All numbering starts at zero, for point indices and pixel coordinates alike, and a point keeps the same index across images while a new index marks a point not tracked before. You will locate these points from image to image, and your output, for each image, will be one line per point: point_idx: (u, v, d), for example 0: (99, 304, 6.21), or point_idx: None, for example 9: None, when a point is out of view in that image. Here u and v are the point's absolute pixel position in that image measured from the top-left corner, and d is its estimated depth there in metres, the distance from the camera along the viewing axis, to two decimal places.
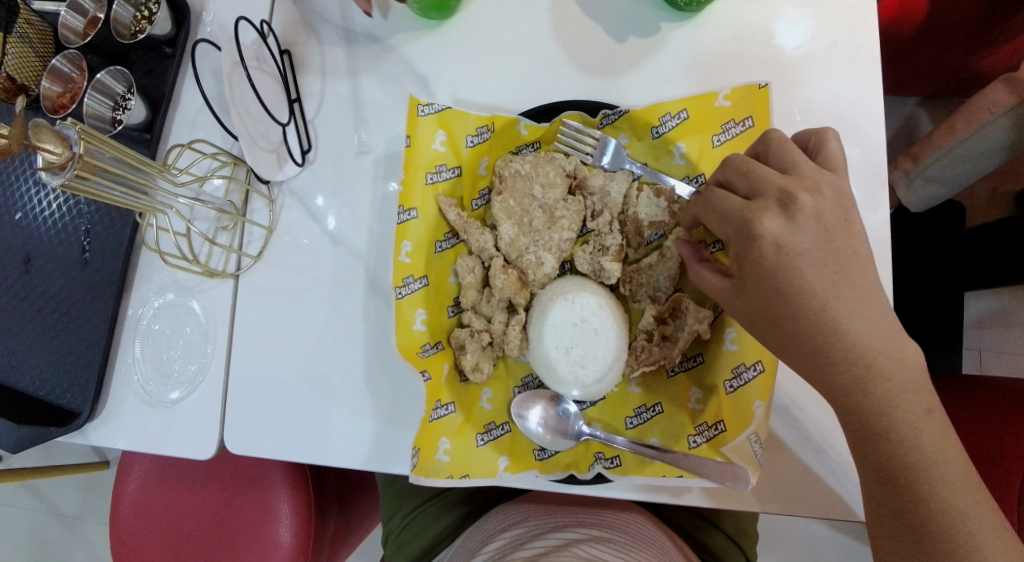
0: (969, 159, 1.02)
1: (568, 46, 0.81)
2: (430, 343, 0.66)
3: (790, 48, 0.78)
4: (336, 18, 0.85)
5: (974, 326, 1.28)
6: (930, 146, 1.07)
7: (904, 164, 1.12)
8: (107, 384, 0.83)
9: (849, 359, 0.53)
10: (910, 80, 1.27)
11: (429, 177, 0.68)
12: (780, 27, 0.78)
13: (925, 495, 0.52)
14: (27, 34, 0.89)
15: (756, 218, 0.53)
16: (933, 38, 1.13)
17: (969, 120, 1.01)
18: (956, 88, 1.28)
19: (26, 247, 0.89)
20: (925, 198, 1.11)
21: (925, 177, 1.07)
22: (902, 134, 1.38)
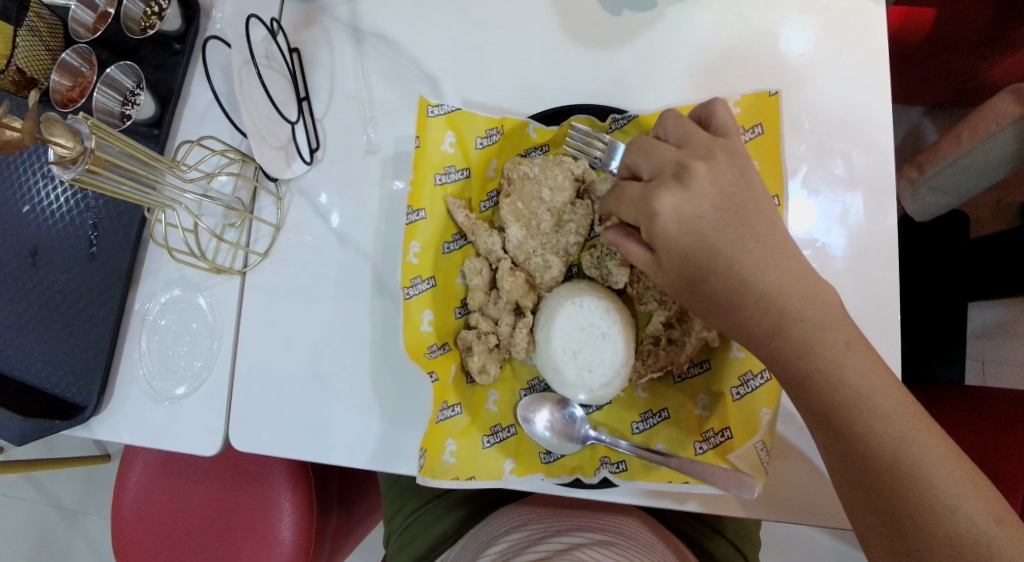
0: (975, 168, 1.03)
1: (579, 49, 0.82)
2: (437, 343, 0.66)
3: (794, 55, 0.78)
4: (346, 18, 0.86)
5: (977, 336, 1.28)
6: (935, 155, 1.07)
7: (909, 173, 1.12)
8: (113, 378, 0.83)
9: (762, 306, 0.53)
10: (917, 86, 1.26)
11: (437, 178, 0.68)
12: (785, 32, 0.79)
13: (861, 429, 0.51)
14: (37, 28, 0.89)
15: (654, 195, 0.53)
16: None
17: (975, 130, 1.01)
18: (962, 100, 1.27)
19: (34, 240, 0.89)
20: (928, 206, 1.11)
21: (930, 186, 1.07)
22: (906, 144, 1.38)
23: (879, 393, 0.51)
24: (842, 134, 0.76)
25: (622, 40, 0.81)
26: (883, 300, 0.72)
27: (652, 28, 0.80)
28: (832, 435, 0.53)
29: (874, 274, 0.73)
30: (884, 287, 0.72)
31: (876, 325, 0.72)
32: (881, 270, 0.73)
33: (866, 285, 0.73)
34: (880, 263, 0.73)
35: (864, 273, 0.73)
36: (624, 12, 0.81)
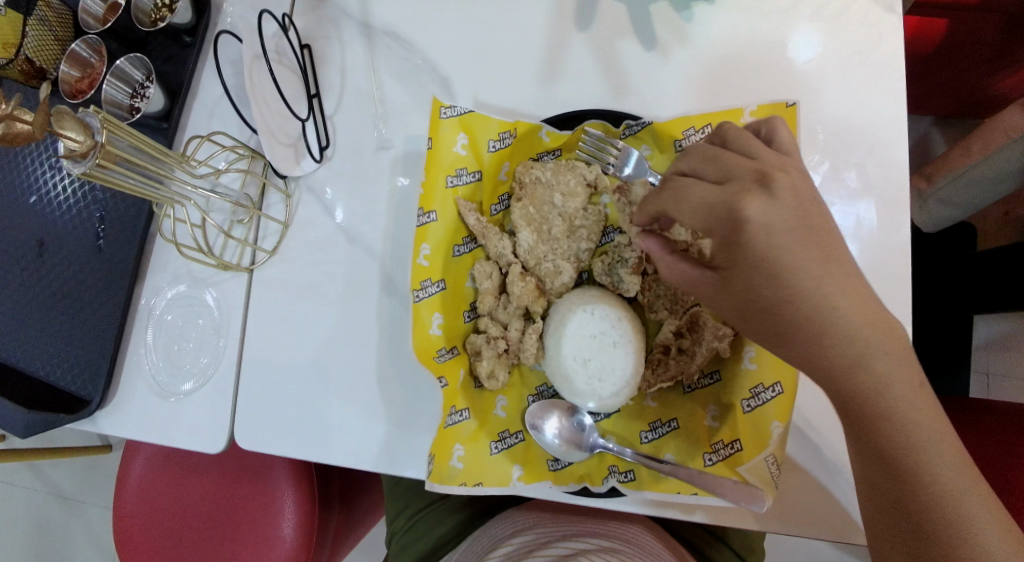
0: (985, 182, 1.02)
1: (593, 51, 0.81)
2: (446, 347, 0.65)
3: (801, 61, 0.78)
4: (358, 15, 0.85)
5: (982, 348, 1.28)
6: (945, 166, 1.06)
7: (918, 184, 1.12)
8: (118, 372, 0.83)
9: (841, 336, 0.52)
10: (926, 97, 1.26)
11: (449, 180, 0.68)
12: (794, 39, 0.78)
13: (925, 480, 0.49)
14: (47, 18, 0.89)
15: (739, 200, 0.52)
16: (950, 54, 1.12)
17: (986, 142, 1.00)
18: (970, 110, 1.27)
19: (40, 231, 0.88)
20: (938, 217, 1.11)
21: (939, 198, 1.07)
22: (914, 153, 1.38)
23: (945, 445, 0.50)
24: (856, 146, 0.76)
25: (638, 44, 0.80)
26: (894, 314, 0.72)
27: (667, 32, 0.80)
28: (883, 469, 0.51)
29: (886, 288, 0.72)
30: (896, 301, 0.72)
31: None
32: (893, 284, 0.72)
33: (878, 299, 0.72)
34: (892, 277, 0.73)
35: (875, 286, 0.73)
36: (637, 14, 0.80)
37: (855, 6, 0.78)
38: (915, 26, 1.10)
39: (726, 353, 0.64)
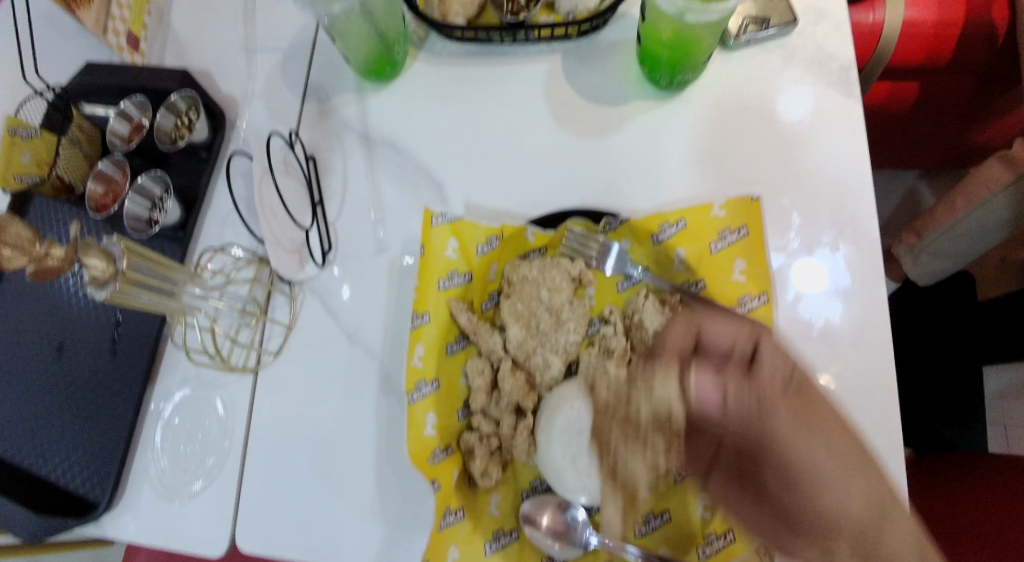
0: (976, 233, 1.05)
1: (575, 151, 0.87)
2: (440, 448, 0.68)
3: (795, 118, 0.83)
4: (358, 128, 0.92)
5: (995, 399, 1.27)
6: (931, 221, 1.12)
7: (907, 239, 1.18)
8: (126, 472, 0.85)
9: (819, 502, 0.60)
10: (910, 154, 1.33)
11: (442, 283, 0.72)
12: (782, 99, 0.84)
13: None
14: (78, 138, 0.95)
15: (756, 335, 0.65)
16: (929, 114, 1.19)
17: (969, 197, 1.05)
18: (954, 162, 1.34)
19: (59, 335, 0.91)
20: (930, 271, 1.16)
21: (930, 250, 1.12)
22: (905, 206, 1.43)
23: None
24: (831, 225, 0.79)
25: (622, 137, 0.86)
26: (881, 390, 0.73)
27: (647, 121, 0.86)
28: None
29: (870, 365, 0.74)
30: (882, 377, 0.73)
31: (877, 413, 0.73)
32: (877, 359, 0.74)
33: (862, 375, 0.74)
34: (876, 352, 0.74)
35: (859, 362, 0.74)
36: (614, 117, 0.87)
37: (817, 96, 0.84)
38: (885, 91, 1.14)
39: None
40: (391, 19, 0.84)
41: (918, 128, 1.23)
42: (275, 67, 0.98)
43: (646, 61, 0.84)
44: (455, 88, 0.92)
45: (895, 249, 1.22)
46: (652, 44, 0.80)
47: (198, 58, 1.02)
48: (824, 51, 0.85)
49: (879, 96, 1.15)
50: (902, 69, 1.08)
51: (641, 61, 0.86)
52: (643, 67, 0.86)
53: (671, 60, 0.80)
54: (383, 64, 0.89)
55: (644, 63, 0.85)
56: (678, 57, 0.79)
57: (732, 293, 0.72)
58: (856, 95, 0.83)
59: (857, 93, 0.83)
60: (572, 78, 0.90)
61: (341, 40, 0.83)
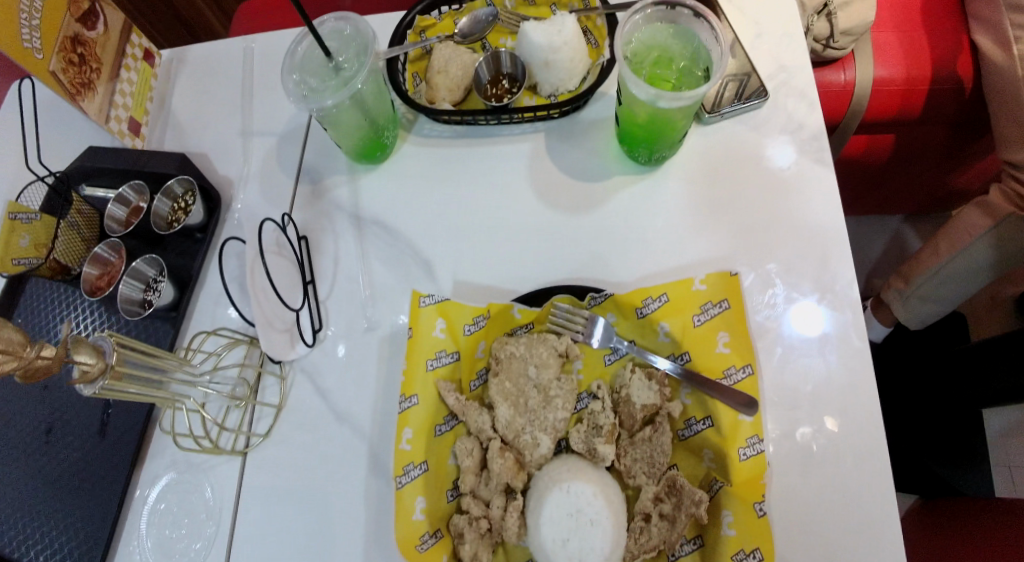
0: (961, 276, 1.08)
1: (559, 226, 0.90)
2: (429, 533, 0.69)
3: (785, 163, 0.87)
4: (349, 208, 0.95)
5: (998, 439, 1.28)
6: (918, 266, 1.14)
7: (895, 283, 1.19)
8: (111, 559, 0.83)
9: None
10: (893, 202, 1.37)
11: (430, 363, 0.74)
12: (770, 149, 0.88)
13: None
14: (77, 222, 0.98)
15: None
16: (907, 165, 1.23)
17: (952, 242, 1.08)
18: (935, 205, 1.39)
19: (49, 418, 0.89)
20: (922, 315, 1.16)
21: (919, 295, 1.14)
22: (892, 249, 1.46)
23: None
24: (813, 291, 0.81)
25: (610, 206, 0.89)
26: (873, 457, 0.73)
27: (631, 187, 0.90)
28: None
29: (859, 432, 0.74)
30: (874, 442, 0.73)
31: (874, 475, 0.72)
32: (867, 425, 0.74)
33: (852, 442, 0.74)
34: (865, 418, 0.74)
35: (849, 429, 0.74)
36: (595, 192, 0.90)
37: (792, 167, 0.87)
38: (863, 144, 1.18)
39: (704, 518, 0.67)
40: (380, 108, 0.89)
41: (898, 178, 1.27)
42: (270, 150, 1.02)
43: (626, 140, 0.86)
44: (443, 167, 0.95)
45: (883, 294, 1.23)
46: (629, 127, 0.83)
47: (196, 143, 1.06)
48: (793, 120, 0.89)
49: (858, 150, 1.19)
50: (877, 122, 1.13)
51: (620, 140, 0.89)
52: (623, 146, 0.90)
53: (648, 138, 0.82)
54: (374, 149, 0.93)
55: (624, 141, 0.88)
56: (654, 135, 0.81)
57: (719, 364, 0.73)
58: (829, 161, 0.86)
59: (830, 159, 0.86)
60: (556, 156, 0.93)
61: (334, 128, 0.87)
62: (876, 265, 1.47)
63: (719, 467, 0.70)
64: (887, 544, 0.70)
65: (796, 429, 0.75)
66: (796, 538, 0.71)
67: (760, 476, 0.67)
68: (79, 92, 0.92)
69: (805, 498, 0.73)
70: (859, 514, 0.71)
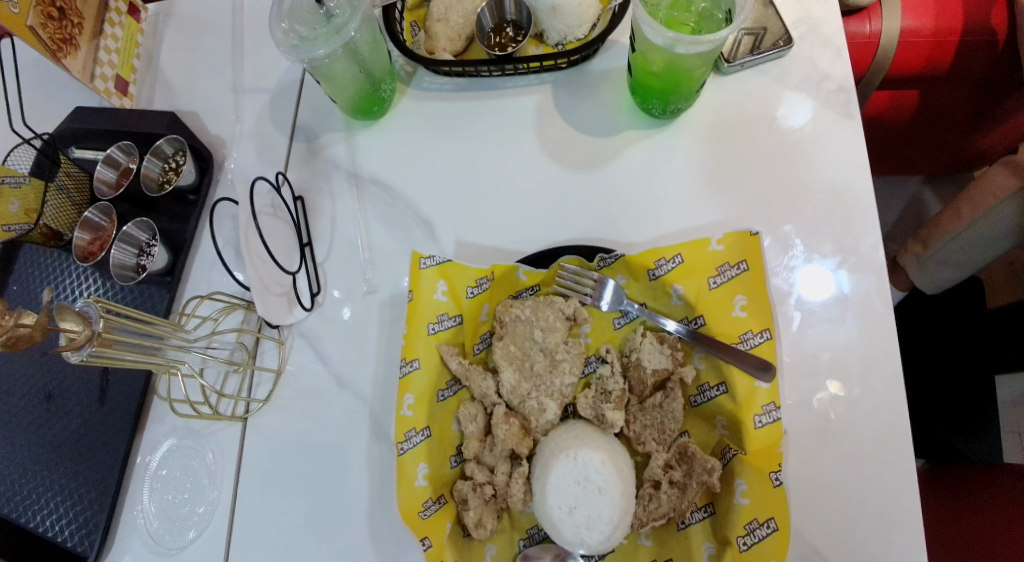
0: (981, 242, 1.04)
1: (565, 184, 0.85)
2: (432, 500, 0.68)
3: (801, 123, 0.82)
4: (347, 166, 0.91)
5: (1009, 405, 1.24)
6: (937, 230, 1.10)
7: (914, 248, 1.15)
8: (116, 524, 0.82)
9: None
10: (913, 162, 1.31)
11: (431, 327, 0.71)
12: (785, 105, 0.83)
13: None
14: (66, 185, 0.93)
15: None
16: (931, 123, 1.16)
17: (975, 205, 1.03)
18: (959, 166, 1.31)
19: (48, 385, 0.88)
20: (939, 279, 1.13)
21: (938, 260, 1.10)
22: (910, 213, 1.41)
23: None
24: (833, 252, 0.77)
25: (619, 164, 0.85)
26: (892, 423, 0.70)
27: (642, 142, 0.85)
28: None
29: (877, 397, 0.71)
30: (891, 409, 0.71)
31: (889, 444, 0.70)
32: (886, 392, 0.71)
33: (870, 409, 0.71)
34: (882, 385, 0.72)
35: (868, 395, 0.72)
36: (603, 148, 0.86)
37: (817, 121, 0.82)
38: (886, 100, 1.12)
39: (716, 486, 0.66)
40: (378, 61, 0.84)
41: (920, 137, 1.21)
42: (263, 108, 0.97)
43: (639, 93, 0.82)
44: (445, 124, 0.90)
45: (900, 258, 1.19)
46: (643, 77, 0.78)
47: (186, 101, 1.01)
48: (817, 69, 0.83)
49: (881, 105, 1.13)
50: (903, 76, 1.07)
51: (632, 92, 0.84)
52: (635, 98, 0.85)
53: (664, 91, 0.78)
54: (371, 105, 0.89)
55: (636, 94, 0.83)
56: (671, 87, 0.77)
57: (735, 329, 0.70)
58: (857, 114, 0.81)
59: (858, 112, 0.81)
60: (563, 111, 0.88)
61: (330, 82, 0.83)
62: (892, 228, 1.43)
63: (732, 435, 0.68)
64: (903, 511, 0.68)
65: (813, 395, 0.72)
66: (809, 506, 0.70)
67: (776, 445, 0.65)
68: (60, 50, 0.86)
69: (820, 465, 0.70)
70: (875, 481, 0.69)
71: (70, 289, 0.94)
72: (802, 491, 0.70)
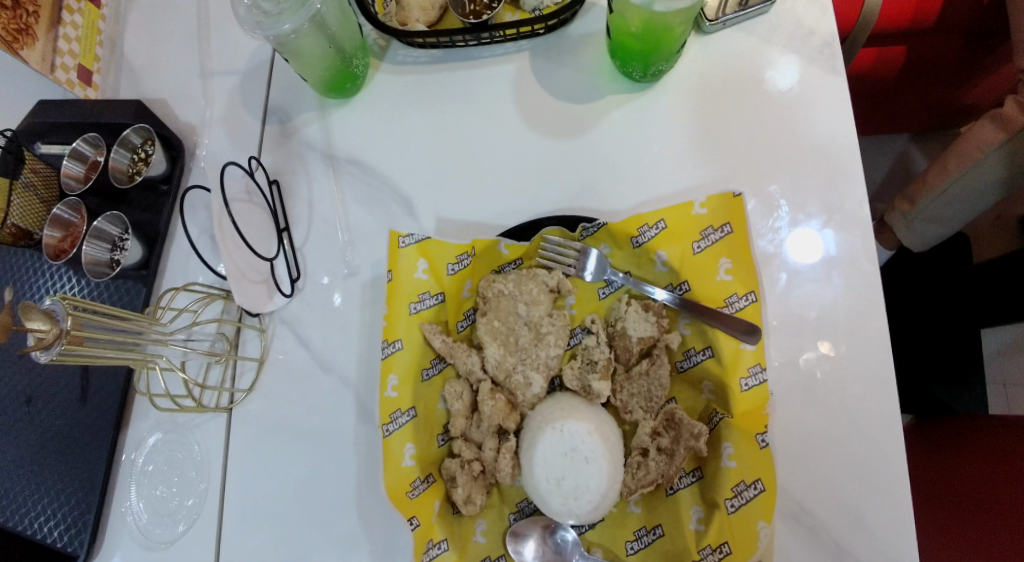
0: (968, 196, 1.03)
1: (545, 153, 0.84)
2: (420, 479, 0.67)
3: (789, 81, 0.80)
4: (322, 146, 0.89)
5: (994, 359, 1.24)
6: (924, 187, 1.09)
7: (900, 205, 1.14)
8: (104, 523, 0.81)
9: None
10: (897, 120, 1.29)
11: (412, 306, 0.70)
12: (766, 65, 0.81)
13: None
14: (32, 182, 0.90)
15: None
16: (918, 78, 1.14)
17: (961, 159, 1.02)
18: (943, 122, 1.30)
19: (28, 388, 0.86)
20: (925, 237, 1.12)
21: (923, 217, 1.09)
22: (896, 172, 1.40)
23: None
24: (819, 212, 0.76)
25: (602, 131, 0.83)
26: (880, 380, 0.70)
27: (622, 105, 0.83)
28: None
29: (866, 357, 0.71)
30: (878, 366, 0.70)
31: (876, 401, 0.70)
32: (874, 350, 0.71)
33: (860, 369, 0.71)
34: (869, 344, 0.71)
35: (857, 356, 0.71)
36: (582, 116, 0.84)
37: (803, 78, 0.80)
38: (872, 58, 1.09)
39: (705, 450, 0.65)
40: (349, 35, 0.81)
41: (907, 94, 1.18)
42: (233, 90, 0.95)
43: (619, 56, 0.80)
44: (421, 98, 0.88)
45: (886, 216, 1.18)
46: (622, 38, 0.76)
47: (153, 88, 0.98)
48: (803, 25, 0.81)
49: (869, 62, 1.09)
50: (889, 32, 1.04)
51: (612, 55, 0.82)
52: (615, 61, 0.83)
53: (644, 52, 0.76)
54: (343, 82, 0.86)
55: (616, 56, 0.81)
56: (651, 48, 0.75)
57: (720, 293, 0.69)
58: (841, 70, 0.80)
59: (842, 68, 0.80)
60: (542, 79, 0.86)
61: (299, 59, 0.80)
62: (879, 189, 1.42)
63: (719, 399, 0.67)
64: (892, 467, 0.68)
65: (802, 357, 0.72)
66: (800, 466, 0.70)
67: (762, 406, 0.65)
68: (16, 41, 0.82)
69: (811, 427, 0.70)
70: (865, 440, 0.69)
71: (43, 289, 0.92)
72: (792, 452, 0.70)
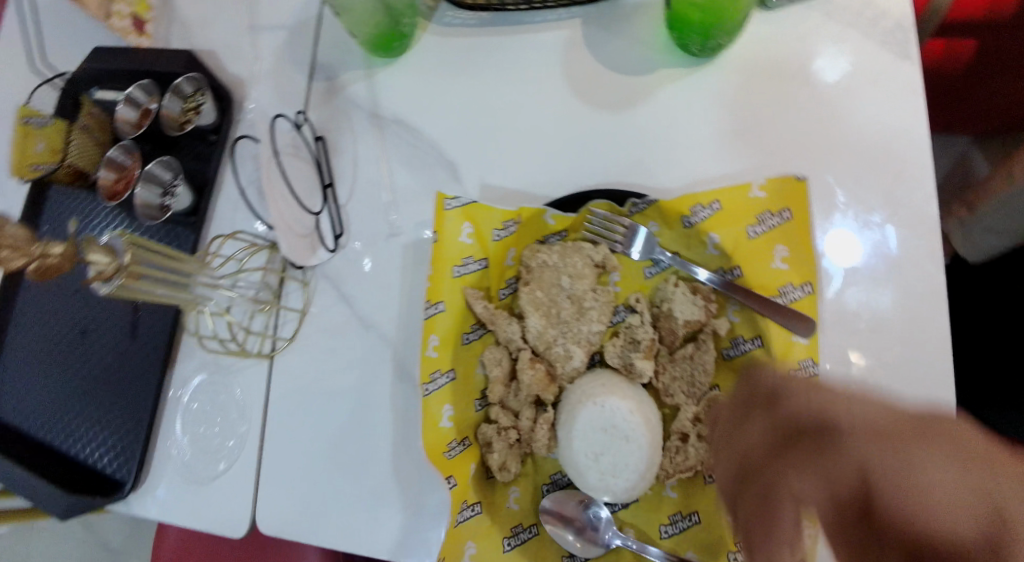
0: None
1: (596, 125, 0.82)
2: (457, 441, 0.68)
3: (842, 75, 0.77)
4: (369, 104, 0.88)
5: None
6: (984, 194, 1.01)
7: (958, 213, 1.07)
8: (149, 457, 0.84)
9: None
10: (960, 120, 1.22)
11: (456, 270, 0.70)
12: (832, 46, 0.77)
13: None
14: (89, 125, 0.91)
15: None
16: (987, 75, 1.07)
17: None
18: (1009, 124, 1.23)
19: (82, 321, 0.89)
20: (983, 248, 1.05)
21: (982, 227, 1.02)
22: (954, 173, 1.33)
23: None
24: (881, 205, 0.73)
25: (656, 106, 0.80)
26: (930, 383, 0.68)
27: (678, 79, 0.80)
28: None
29: (918, 357, 0.69)
30: (929, 369, 0.68)
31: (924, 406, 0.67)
32: (927, 351, 0.68)
33: (910, 370, 0.68)
34: (923, 344, 0.69)
35: (908, 356, 0.69)
36: (636, 88, 0.81)
37: (872, 62, 0.76)
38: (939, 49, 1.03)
39: None
40: None
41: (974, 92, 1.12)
42: (283, 42, 0.94)
43: (676, 29, 0.76)
44: (470, 61, 0.86)
45: (946, 224, 1.11)
46: (682, 9, 0.73)
47: (204, 36, 0.98)
48: (874, 6, 0.77)
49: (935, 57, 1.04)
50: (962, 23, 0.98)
51: (669, 28, 0.79)
52: (672, 35, 0.79)
53: (704, 24, 0.72)
54: (391, 41, 0.85)
55: (673, 29, 0.77)
56: (712, 20, 0.71)
57: (774, 281, 0.66)
58: (913, 56, 0.75)
59: (915, 55, 0.75)
60: (596, 48, 0.83)
61: (349, 13, 0.79)
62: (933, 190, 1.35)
63: None
64: None
65: (849, 353, 0.70)
66: None
67: None
68: None
69: None
70: None
71: (98, 229, 0.94)
72: None
